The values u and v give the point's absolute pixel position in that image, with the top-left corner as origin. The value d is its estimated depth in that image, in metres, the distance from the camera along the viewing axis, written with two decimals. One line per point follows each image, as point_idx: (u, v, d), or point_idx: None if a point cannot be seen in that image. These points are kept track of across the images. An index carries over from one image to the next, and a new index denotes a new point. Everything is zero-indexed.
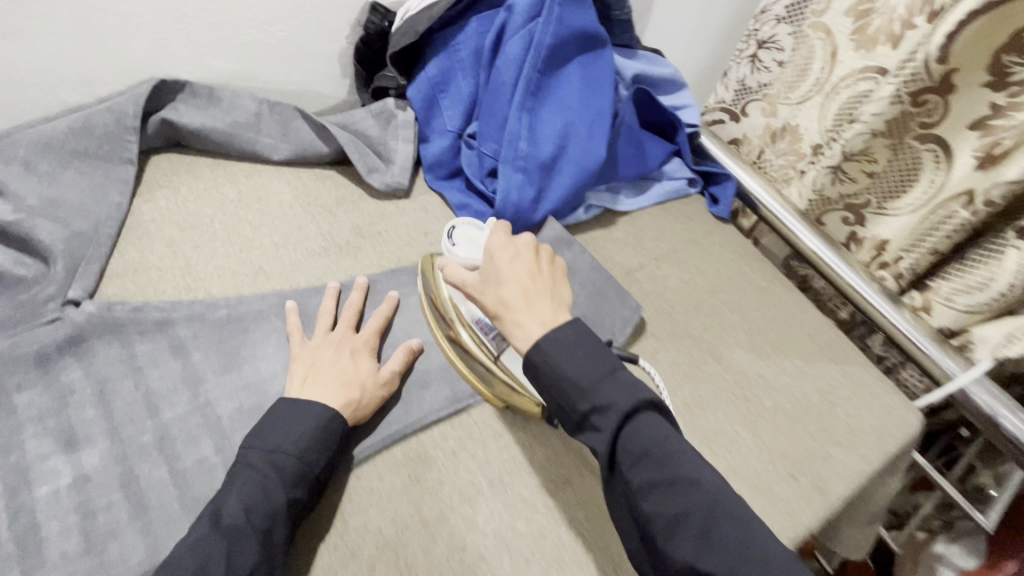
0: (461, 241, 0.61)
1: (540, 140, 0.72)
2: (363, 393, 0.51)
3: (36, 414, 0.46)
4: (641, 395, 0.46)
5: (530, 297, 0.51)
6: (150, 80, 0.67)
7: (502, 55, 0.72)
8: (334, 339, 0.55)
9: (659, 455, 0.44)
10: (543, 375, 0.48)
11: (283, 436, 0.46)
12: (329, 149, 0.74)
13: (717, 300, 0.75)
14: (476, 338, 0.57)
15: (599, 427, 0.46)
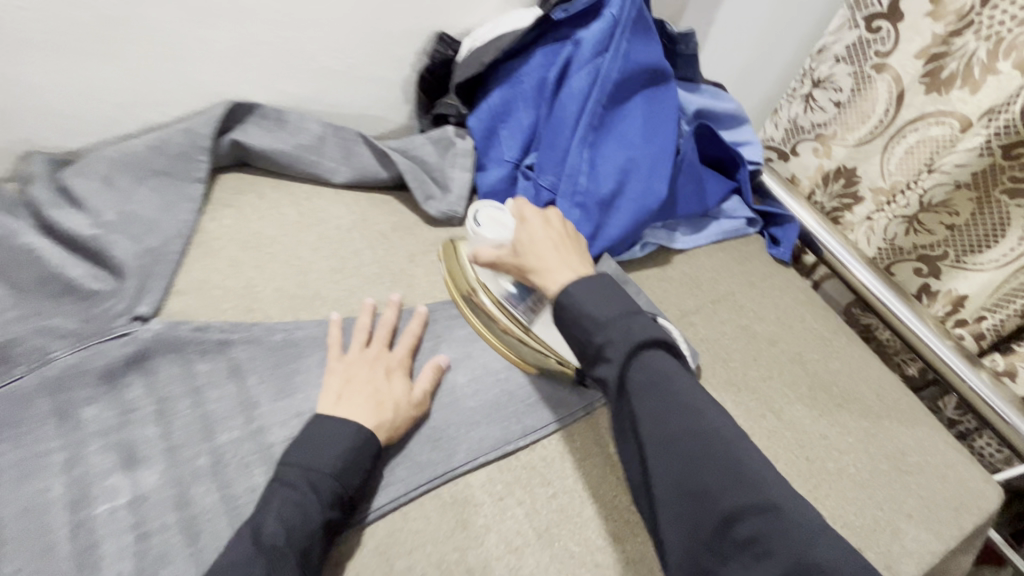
0: (485, 222, 0.64)
1: (599, 176, 0.70)
2: (396, 413, 0.51)
3: (100, 428, 0.47)
4: (655, 333, 0.44)
5: (562, 252, 0.52)
6: (224, 103, 0.69)
7: (566, 89, 0.71)
8: (368, 356, 0.55)
9: (666, 389, 0.42)
10: (562, 313, 0.47)
11: (319, 454, 0.46)
12: (388, 174, 0.75)
13: (776, 349, 0.72)
14: (510, 314, 0.61)
15: (608, 358, 0.43)
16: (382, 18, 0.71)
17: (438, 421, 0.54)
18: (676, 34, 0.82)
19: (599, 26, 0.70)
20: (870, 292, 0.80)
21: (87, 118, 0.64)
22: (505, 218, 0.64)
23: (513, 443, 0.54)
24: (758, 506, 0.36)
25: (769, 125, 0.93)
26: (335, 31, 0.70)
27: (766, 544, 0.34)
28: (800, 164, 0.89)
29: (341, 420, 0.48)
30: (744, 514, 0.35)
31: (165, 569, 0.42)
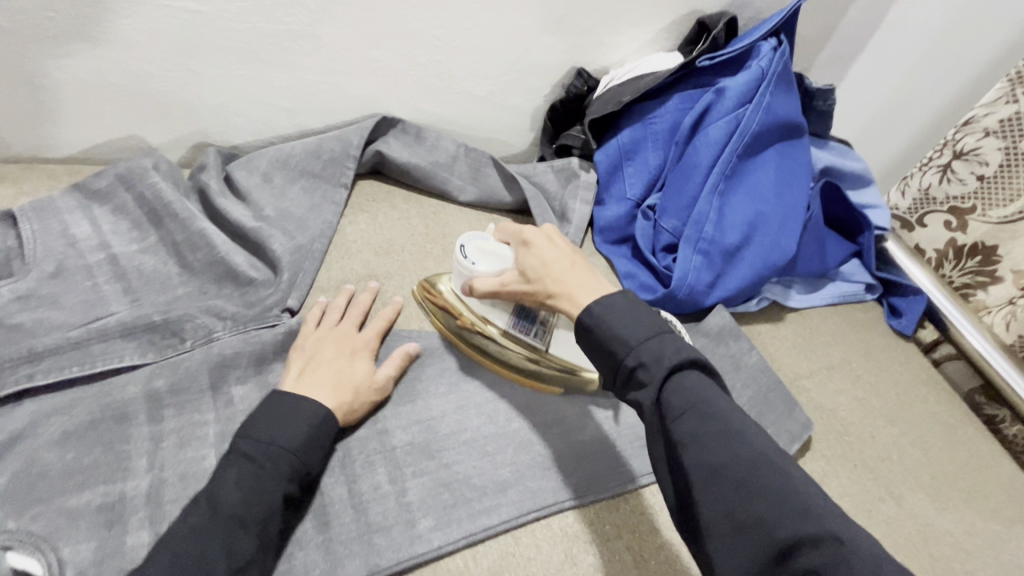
0: (473, 253, 0.56)
1: (726, 226, 0.69)
2: (357, 395, 0.52)
3: (247, 408, 0.51)
4: (689, 352, 0.43)
5: (578, 271, 0.50)
6: (371, 117, 0.73)
7: (702, 135, 0.71)
8: (327, 338, 0.55)
9: (704, 411, 0.40)
10: (588, 337, 0.46)
11: (282, 430, 0.46)
12: (512, 199, 0.77)
13: (895, 430, 0.68)
14: (519, 343, 0.57)
15: (644, 385, 0.42)
16: (530, 50, 0.73)
17: (550, 449, 0.55)
18: (815, 88, 0.80)
19: (745, 77, 0.70)
20: (1004, 378, 0.74)
21: (255, 119, 0.70)
22: (498, 249, 0.56)
23: (625, 484, 0.54)
24: (816, 534, 0.34)
25: (895, 193, 0.88)
26: (485, 58, 0.72)
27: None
28: (926, 237, 0.84)
29: (304, 399, 0.48)
30: (801, 540, 0.34)
31: (299, 553, 0.45)
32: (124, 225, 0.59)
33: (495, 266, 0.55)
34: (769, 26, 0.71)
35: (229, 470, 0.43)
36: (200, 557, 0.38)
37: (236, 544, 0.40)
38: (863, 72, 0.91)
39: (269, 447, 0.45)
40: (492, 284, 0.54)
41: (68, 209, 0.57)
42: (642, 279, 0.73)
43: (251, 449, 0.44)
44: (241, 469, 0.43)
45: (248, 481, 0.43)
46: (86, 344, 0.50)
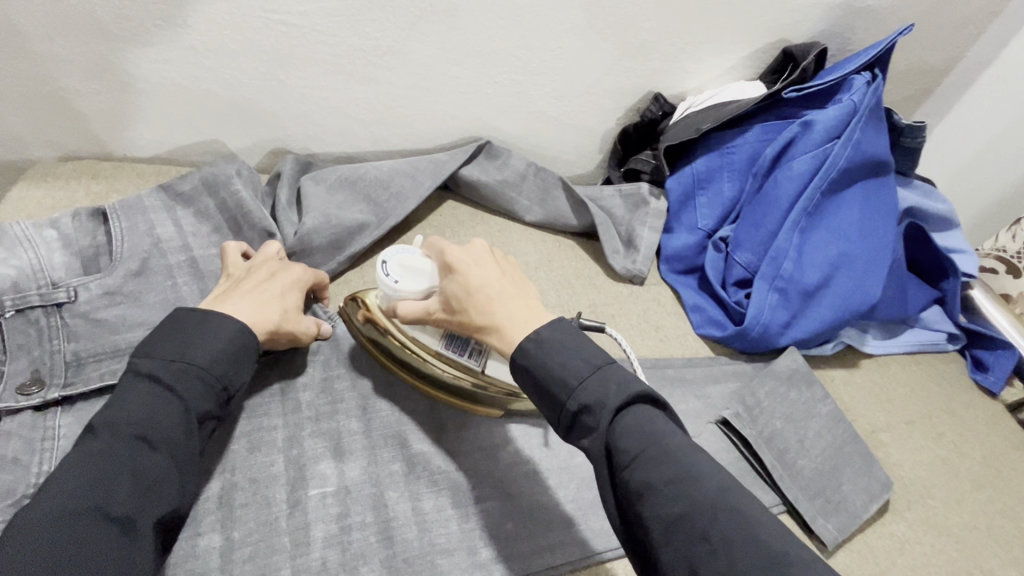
0: (395, 270, 0.50)
1: (806, 263, 0.66)
2: (281, 322, 0.50)
3: (314, 414, 0.52)
4: (633, 388, 0.40)
5: (510, 301, 0.46)
6: (479, 141, 0.75)
7: (785, 168, 0.68)
8: (256, 264, 0.53)
9: (656, 455, 0.38)
10: (527, 378, 0.43)
11: (189, 348, 0.44)
12: (578, 223, 0.75)
13: (984, 497, 0.63)
14: (450, 365, 0.52)
15: (590, 430, 0.40)
16: (608, 73, 0.72)
17: None
18: (905, 124, 0.76)
19: (835, 110, 0.67)
20: None
21: (331, 129, 0.71)
22: (420, 262, 0.51)
23: None
24: None
25: (1004, 234, 0.84)
26: (563, 81, 0.72)
27: None
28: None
29: (215, 315, 0.46)
30: None
31: (362, 568, 0.44)
32: (206, 228, 0.59)
33: (417, 284, 0.50)
34: (864, 59, 0.68)
35: (135, 391, 0.41)
36: (97, 478, 0.37)
37: (142, 461, 0.38)
38: (971, 108, 0.89)
39: (176, 363, 0.43)
40: (417, 309, 0.49)
41: (153, 208, 0.58)
42: (710, 313, 0.70)
43: (155, 368, 0.42)
44: (144, 387, 0.41)
45: (155, 400, 0.41)
46: None
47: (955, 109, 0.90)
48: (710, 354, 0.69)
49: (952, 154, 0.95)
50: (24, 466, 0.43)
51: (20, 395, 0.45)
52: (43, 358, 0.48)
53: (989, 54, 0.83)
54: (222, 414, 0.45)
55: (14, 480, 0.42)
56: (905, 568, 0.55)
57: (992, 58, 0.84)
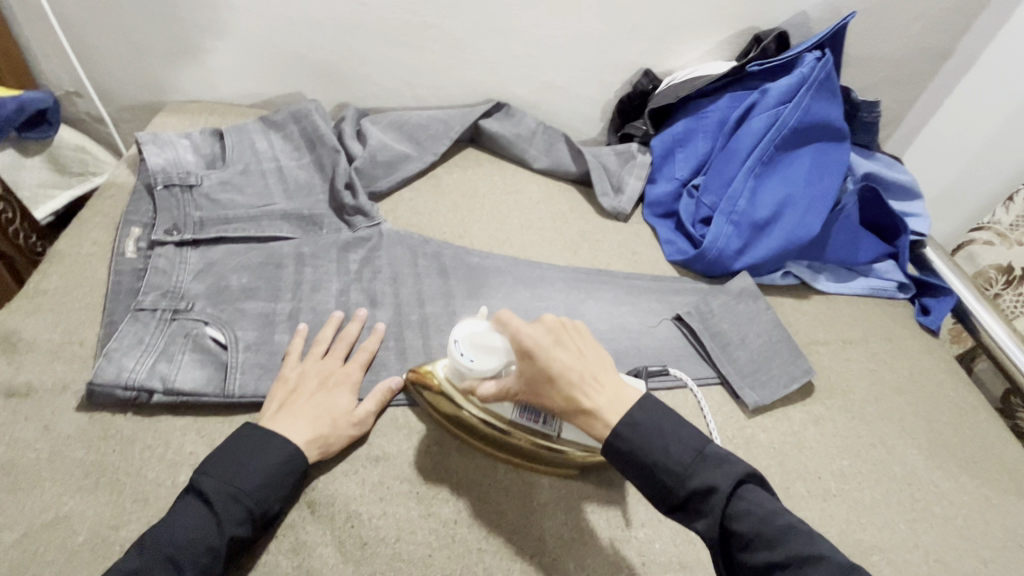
0: (468, 349, 0.53)
1: (758, 203, 0.80)
2: (334, 428, 0.53)
3: (357, 275, 0.69)
4: (738, 470, 0.45)
5: (595, 380, 0.48)
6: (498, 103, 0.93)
7: (745, 127, 0.83)
8: (309, 370, 0.56)
9: (769, 534, 0.43)
10: (632, 463, 0.46)
11: (239, 477, 0.47)
12: (576, 169, 0.92)
13: (901, 399, 0.74)
14: (529, 432, 0.55)
15: (702, 512, 0.45)
16: (607, 51, 0.89)
17: None
18: (861, 101, 0.90)
19: (788, 80, 0.81)
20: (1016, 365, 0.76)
21: (385, 88, 0.91)
22: (491, 338, 0.53)
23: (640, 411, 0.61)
24: None
25: (1000, 208, 0.90)
26: (568, 55, 0.89)
27: None
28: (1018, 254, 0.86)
29: (272, 437, 0.49)
30: None
31: (383, 371, 0.61)
32: (290, 147, 0.80)
33: (490, 363, 0.52)
34: (814, 41, 0.82)
35: (185, 508, 0.45)
36: None
37: None
38: (951, 111, 1.02)
39: (226, 489, 0.46)
40: (495, 390, 0.52)
41: (255, 131, 0.79)
42: (679, 245, 0.85)
43: (206, 489, 0.46)
44: (197, 509, 0.45)
45: (198, 522, 0.44)
46: (258, 219, 0.71)
47: (942, 106, 1.02)
48: (676, 275, 0.84)
49: (932, 157, 1.06)
50: (168, 275, 0.62)
51: (166, 233, 0.65)
52: (180, 217, 0.68)
53: (970, 55, 0.96)
54: (254, 538, 0.47)
55: (163, 280, 0.61)
56: (814, 432, 0.67)
57: (970, 60, 0.96)
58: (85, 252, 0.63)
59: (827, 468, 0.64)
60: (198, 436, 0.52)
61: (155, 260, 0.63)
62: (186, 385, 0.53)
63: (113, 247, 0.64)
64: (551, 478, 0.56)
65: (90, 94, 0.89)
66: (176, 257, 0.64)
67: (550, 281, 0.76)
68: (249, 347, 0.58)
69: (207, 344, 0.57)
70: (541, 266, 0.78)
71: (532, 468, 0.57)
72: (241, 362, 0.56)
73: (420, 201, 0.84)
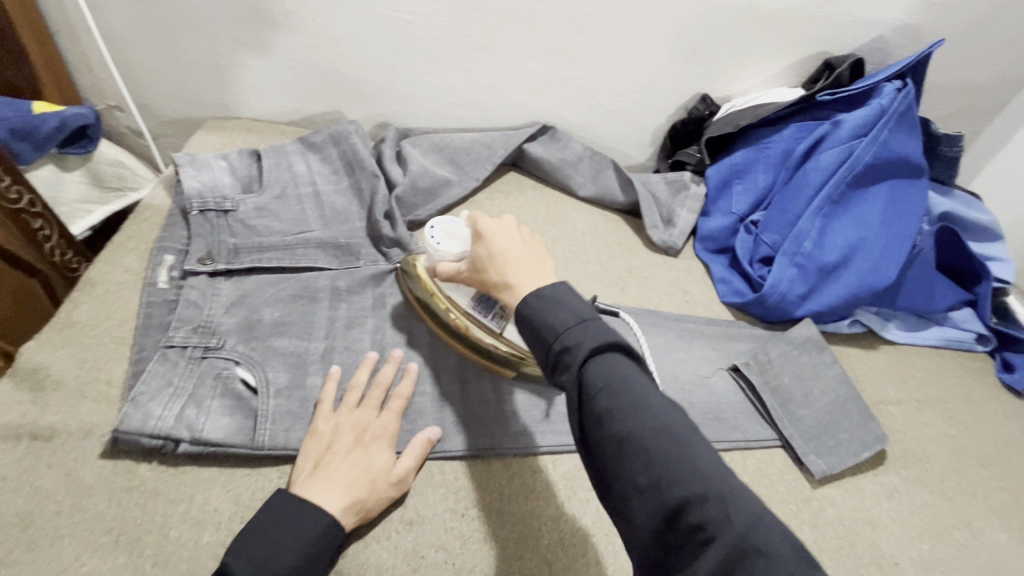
0: (440, 234, 0.58)
1: (826, 245, 0.74)
2: (372, 491, 0.49)
3: (394, 312, 0.65)
4: (610, 337, 0.41)
5: (523, 265, 0.48)
6: (542, 126, 0.89)
7: (813, 161, 0.76)
8: (343, 423, 0.52)
9: (618, 389, 0.39)
10: (524, 324, 0.45)
11: (268, 560, 0.42)
12: (624, 199, 0.87)
13: (986, 472, 0.66)
14: (479, 324, 0.59)
15: (568, 366, 0.41)
16: (662, 75, 0.84)
17: None
18: (942, 134, 0.82)
19: (864, 112, 0.75)
20: None
21: (427, 109, 0.88)
22: (461, 232, 0.58)
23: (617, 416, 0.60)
24: (707, 496, 0.34)
25: None
26: (620, 79, 0.85)
27: (710, 533, 0.33)
28: None
29: (308, 508, 0.45)
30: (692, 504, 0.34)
31: (420, 421, 0.56)
32: (328, 170, 0.77)
33: (454, 247, 0.57)
34: (895, 69, 0.76)
35: None
36: None
37: None
38: None
39: (255, 572, 0.41)
40: (451, 269, 0.56)
41: (294, 153, 0.77)
42: (735, 285, 0.79)
43: (233, 572, 0.41)
44: None
45: None
46: (292, 248, 0.67)
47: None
48: (731, 318, 0.78)
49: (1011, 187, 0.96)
50: (200, 307, 0.59)
51: (201, 263, 0.63)
52: (214, 244, 0.65)
53: None
54: None
55: (195, 314, 0.58)
56: (889, 508, 0.61)
57: None
58: (118, 280, 0.61)
59: (906, 552, 0.57)
60: (223, 491, 0.49)
61: (188, 292, 0.60)
62: (215, 434, 0.50)
63: (146, 276, 0.61)
64: (599, 553, 0.51)
65: (131, 109, 0.88)
66: (208, 288, 0.61)
67: None
68: (280, 391, 0.54)
69: (236, 388, 0.53)
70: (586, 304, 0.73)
71: (578, 539, 0.52)
72: (271, 410, 0.53)
73: None
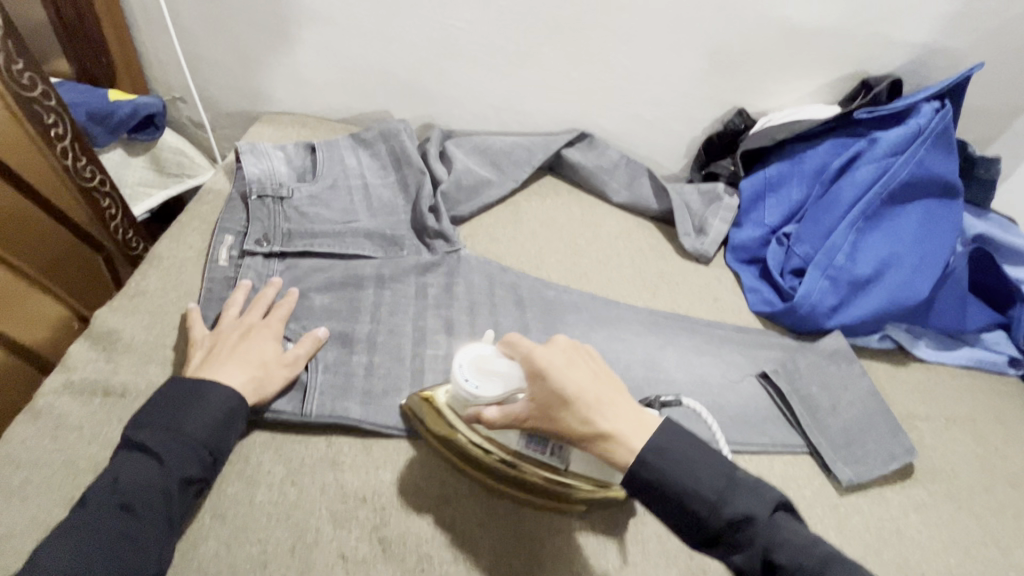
0: (471, 373, 0.50)
1: (858, 259, 0.75)
2: (267, 372, 0.53)
3: (435, 301, 0.68)
4: (771, 497, 0.44)
5: (611, 405, 0.47)
6: (581, 132, 0.92)
7: (848, 176, 0.78)
8: (227, 328, 0.56)
9: (818, 563, 0.41)
10: (672, 505, 0.44)
11: (178, 421, 0.47)
12: (658, 207, 0.89)
13: (1016, 493, 0.66)
14: (536, 463, 0.51)
15: (742, 545, 0.43)
16: (701, 87, 0.87)
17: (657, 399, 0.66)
18: (978, 156, 0.83)
19: (901, 131, 0.76)
20: None
21: (471, 112, 0.92)
22: (494, 361, 0.50)
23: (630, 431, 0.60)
24: None
25: None
26: (660, 90, 0.87)
27: None
28: None
29: (201, 383, 0.49)
30: None
31: None
32: (377, 165, 0.81)
33: (495, 386, 0.49)
34: (933, 90, 0.77)
35: (132, 460, 0.44)
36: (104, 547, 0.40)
37: (129, 527, 0.41)
38: None
39: (168, 437, 0.46)
40: (504, 414, 0.49)
41: (345, 147, 0.81)
42: (766, 295, 0.80)
43: (145, 439, 0.45)
44: (142, 459, 0.45)
45: (144, 469, 0.44)
46: (342, 235, 0.71)
47: None
48: (761, 327, 0.79)
49: None
50: (255, 286, 0.63)
51: (258, 243, 0.67)
52: (270, 228, 0.69)
53: None
54: (208, 478, 0.48)
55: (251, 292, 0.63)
56: (916, 521, 0.61)
57: None
58: (182, 256, 0.65)
59: (931, 563, 0.58)
60: (275, 454, 0.53)
61: (245, 271, 0.64)
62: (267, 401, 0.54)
63: (207, 253, 0.66)
64: (627, 540, 0.53)
65: (193, 100, 0.93)
66: (264, 268, 0.65)
67: (628, 323, 0.73)
68: (328, 366, 0.58)
69: None
70: (619, 306, 0.75)
71: (608, 527, 0.54)
72: (319, 383, 0.56)
73: (498, 228, 0.83)
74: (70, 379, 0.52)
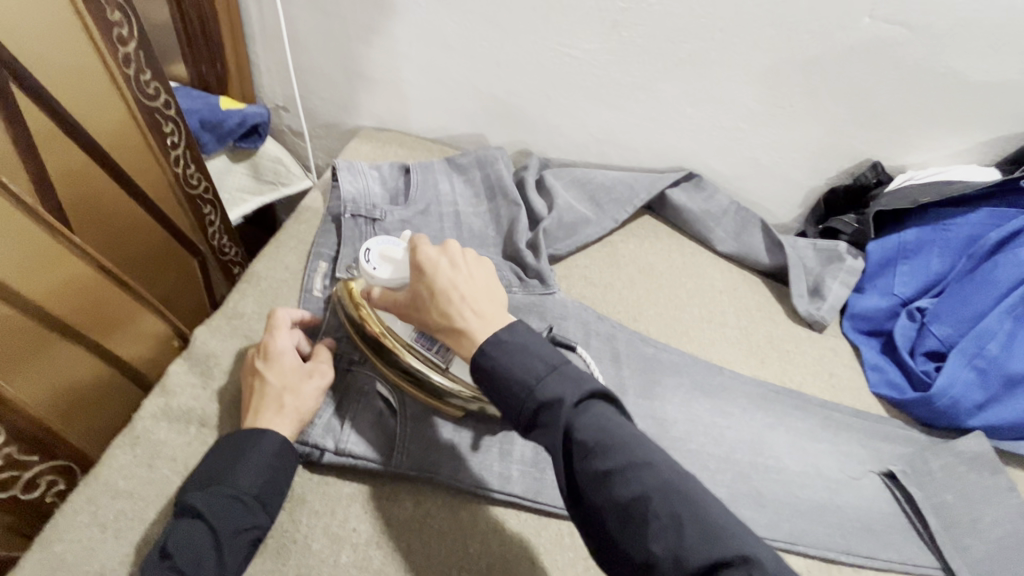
0: (375, 257, 0.54)
1: (1015, 352, 0.65)
2: (297, 400, 0.51)
3: None
4: (591, 386, 0.42)
5: (475, 304, 0.46)
6: (688, 172, 0.85)
7: (1010, 254, 0.68)
8: (251, 363, 0.53)
9: (614, 445, 0.39)
10: (487, 382, 0.43)
11: (231, 474, 0.46)
12: (769, 262, 0.81)
13: None
14: (421, 358, 0.54)
15: (548, 426, 0.41)
16: (830, 136, 0.78)
17: (764, 487, 0.60)
18: None
19: None
20: None
21: (572, 142, 0.87)
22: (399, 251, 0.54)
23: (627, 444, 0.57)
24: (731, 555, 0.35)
25: None
26: (783, 136, 0.79)
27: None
28: None
29: (241, 436, 0.48)
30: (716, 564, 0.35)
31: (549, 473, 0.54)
32: (470, 192, 0.77)
33: (389, 271, 0.53)
34: None
35: (184, 524, 0.43)
36: None
37: None
38: None
39: (216, 494, 0.45)
40: (385, 295, 0.52)
41: (440, 171, 0.78)
42: (891, 377, 0.71)
43: (191, 502, 0.44)
44: (191, 521, 0.43)
45: (195, 530, 0.43)
46: None
47: None
48: (884, 413, 0.70)
49: None
50: None
51: (352, 270, 0.64)
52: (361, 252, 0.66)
53: None
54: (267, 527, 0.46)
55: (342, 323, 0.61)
56: None
57: None
58: (279, 278, 0.65)
59: None
60: (362, 511, 0.51)
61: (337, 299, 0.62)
62: (357, 448, 0.52)
63: (303, 281, 0.65)
64: None
65: (296, 110, 0.94)
66: None
67: (732, 393, 0.67)
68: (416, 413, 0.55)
69: (376, 404, 0.55)
70: (722, 371, 0.69)
71: None
72: (407, 433, 0.54)
73: (595, 269, 0.78)
74: (170, 406, 0.52)
